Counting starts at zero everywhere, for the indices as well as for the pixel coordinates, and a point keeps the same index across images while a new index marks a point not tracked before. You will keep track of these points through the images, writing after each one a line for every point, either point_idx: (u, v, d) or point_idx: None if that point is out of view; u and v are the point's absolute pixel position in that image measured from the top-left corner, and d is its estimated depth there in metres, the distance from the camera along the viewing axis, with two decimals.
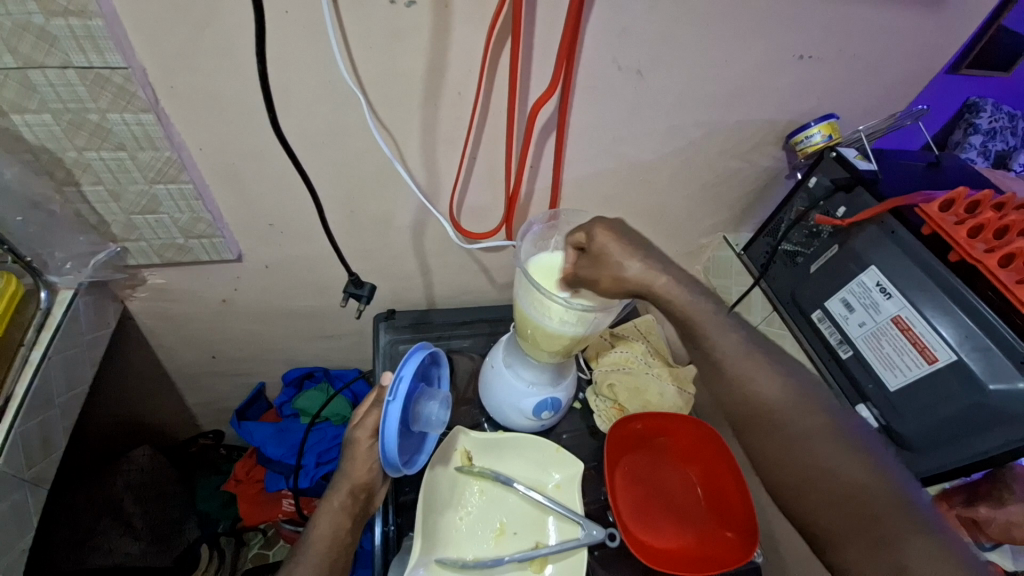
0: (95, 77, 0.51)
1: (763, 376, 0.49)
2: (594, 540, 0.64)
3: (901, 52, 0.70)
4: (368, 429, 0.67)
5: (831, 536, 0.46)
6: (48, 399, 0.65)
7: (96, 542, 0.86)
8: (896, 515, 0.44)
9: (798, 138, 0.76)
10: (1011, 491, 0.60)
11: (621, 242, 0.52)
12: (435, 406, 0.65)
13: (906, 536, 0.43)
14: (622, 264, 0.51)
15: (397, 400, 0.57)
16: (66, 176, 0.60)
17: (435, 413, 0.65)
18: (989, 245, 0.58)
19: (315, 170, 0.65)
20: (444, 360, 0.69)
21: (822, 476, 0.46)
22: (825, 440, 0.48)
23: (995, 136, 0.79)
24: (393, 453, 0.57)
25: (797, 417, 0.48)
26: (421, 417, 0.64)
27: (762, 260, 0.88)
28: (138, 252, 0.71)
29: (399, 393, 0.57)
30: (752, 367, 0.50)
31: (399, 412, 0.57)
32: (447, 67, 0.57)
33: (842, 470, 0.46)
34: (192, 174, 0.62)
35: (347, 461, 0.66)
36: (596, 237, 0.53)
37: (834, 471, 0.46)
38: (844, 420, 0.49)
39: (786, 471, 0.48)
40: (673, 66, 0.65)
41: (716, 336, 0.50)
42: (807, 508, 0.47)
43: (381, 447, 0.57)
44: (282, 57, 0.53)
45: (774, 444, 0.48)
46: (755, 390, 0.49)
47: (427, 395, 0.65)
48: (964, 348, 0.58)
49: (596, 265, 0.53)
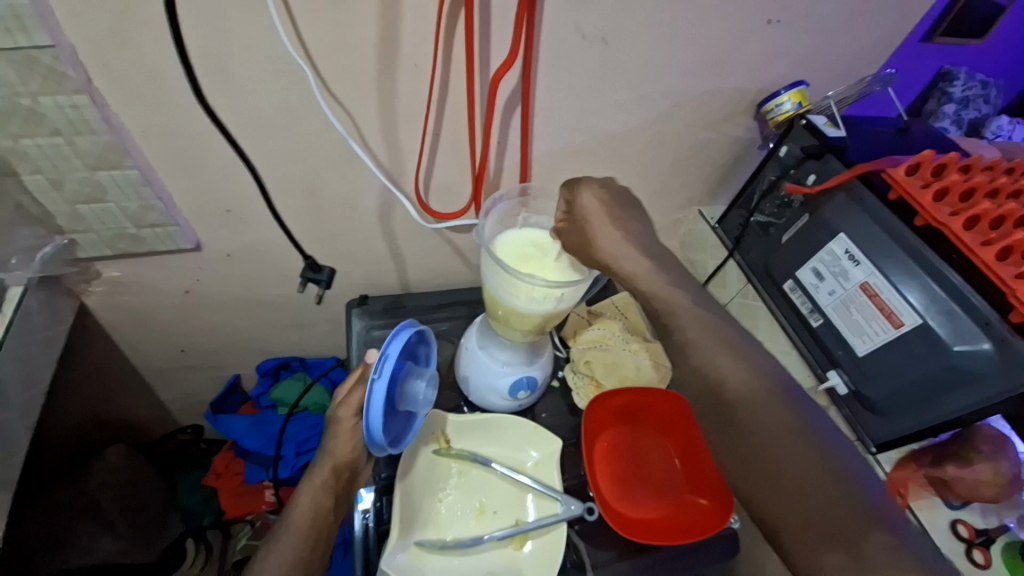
0: (23, 58, 0.48)
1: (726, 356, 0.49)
2: (572, 514, 0.65)
3: (869, 15, 0.69)
4: (351, 408, 0.68)
5: (778, 518, 0.43)
6: (4, 400, 0.63)
7: (75, 543, 0.86)
8: (853, 519, 0.41)
9: (767, 108, 0.74)
10: (977, 449, 0.62)
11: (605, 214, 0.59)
12: (422, 385, 0.64)
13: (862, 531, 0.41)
14: (609, 234, 0.58)
15: (383, 377, 0.57)
16: (2, 165, 0.57)
17: (422, 392, 0.64)
18: (954, 208, 0.58)
19: (269, 152, 0.62)
20: (432, 339, 0.68)
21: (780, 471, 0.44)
22: (778, 433, 0.45)
23: (967, 105, 0.78)
24: (378, 430, 0.57)
25: (760, 412, 0.46)
26: (407, 396, 0.63)
27: (736, 232, 0.87)
28: (88, 244, 0.68)
29: (384, 371, 0.57)
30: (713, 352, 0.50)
31: (384, 389, 0.56)
32: (401, 37, 0.55)
33: (801, 462, 0.44)
34: (137, 159, 0.59)
35: (332, 440, 0.68)
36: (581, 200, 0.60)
37: (794, 465, 0.44)
38: (809, 413, 0.47)
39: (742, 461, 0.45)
40: (637, 34, 0.63)
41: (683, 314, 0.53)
42: (763, 502, 0.44)
43: (366, 427, 0.57)
44: (223, 28, 0.50)
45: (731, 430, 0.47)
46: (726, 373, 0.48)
47: (414, 374, 0.64)
48: (930, 312, 0.59)
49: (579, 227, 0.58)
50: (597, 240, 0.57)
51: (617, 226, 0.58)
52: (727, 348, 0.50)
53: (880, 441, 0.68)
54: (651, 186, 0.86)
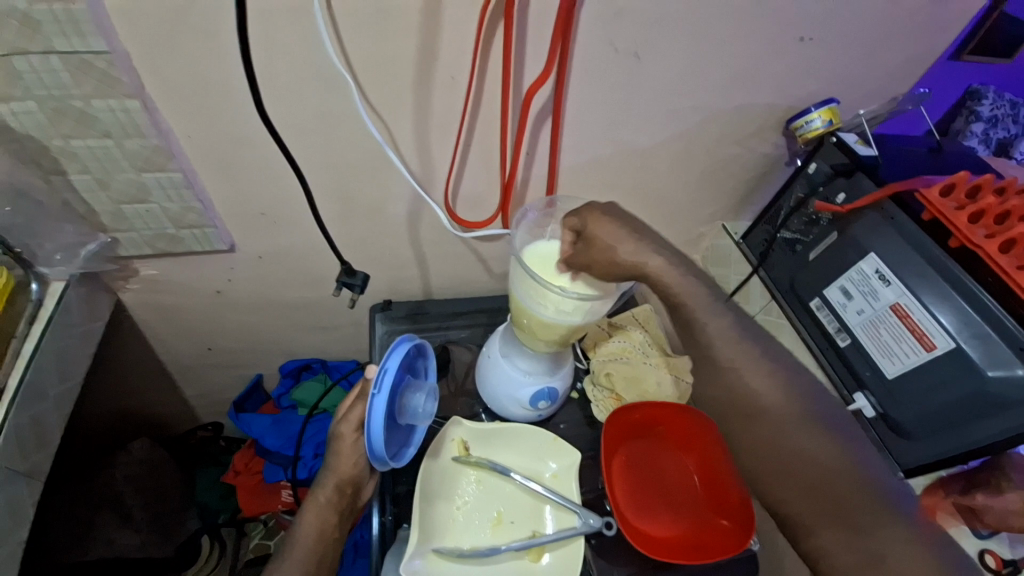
0: (79, 63, 0.50)
1: (753, 364, 0.51)
2: (591, 529, 0.64)
3: (904, 35, 0.69)
4: (352, 423, 0.66)
5: (805, 515, 0.47)
6: (41, 390, 0.65)
7: (98, 534, 0.87)
8: (869, 509, 0.46)
9: (797, 124, 0.75)
10: (1009, 478, 0.60)
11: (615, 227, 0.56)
12: (421, 398, 0.64)
13: (875, 521, 0.45)
14: (618, 246, 0.55)
15: (382, 392, 0.57)
16: (53, 165, 0.59)
17: (421, 405, 0.64)
18: (989, 231, 0.57)
19: (306, 157, 0.64)
20: (430, 353, 0.68)
21: (799, 467, 0.48)
22: (804, 433, 0.49)
23: (996, 124, 0.77)
24: (379, 445, 0.57)
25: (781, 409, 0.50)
26: (407, 409, 0.63)
27: (761, 248, 0.87)
28: (128, 242, 0.70)
29: (383, 386, 0.57)
30: (738, 355, 0.52)
31: (384, 405, 0.56)
32: (439, 49, 0.56)
33: (818, 458, 0.48)
34: (180, 162, 0.61)
35: (333, 455, 0.66)
36: (589, 223, 0.57)
37: (812, 461, 0.48)
38: (830, 417, 0.50)
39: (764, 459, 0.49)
40: (669, 50, 0.63)
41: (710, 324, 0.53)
42: (782, 496, 0.48)
43: (367, 441, 0.57)
44: (270, 39, 0.52)
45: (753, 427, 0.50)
46: (751, 380, 0.51)
47: (413, 387, 0.64)
48: (963, 336, 0.58)
49: (588, 247, 0.56)
50: (603, 255, 0.55)
51: (626, 228, 0.56)
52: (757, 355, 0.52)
53: (908, 467, 0.66)
54: (676, 196, 0.86)
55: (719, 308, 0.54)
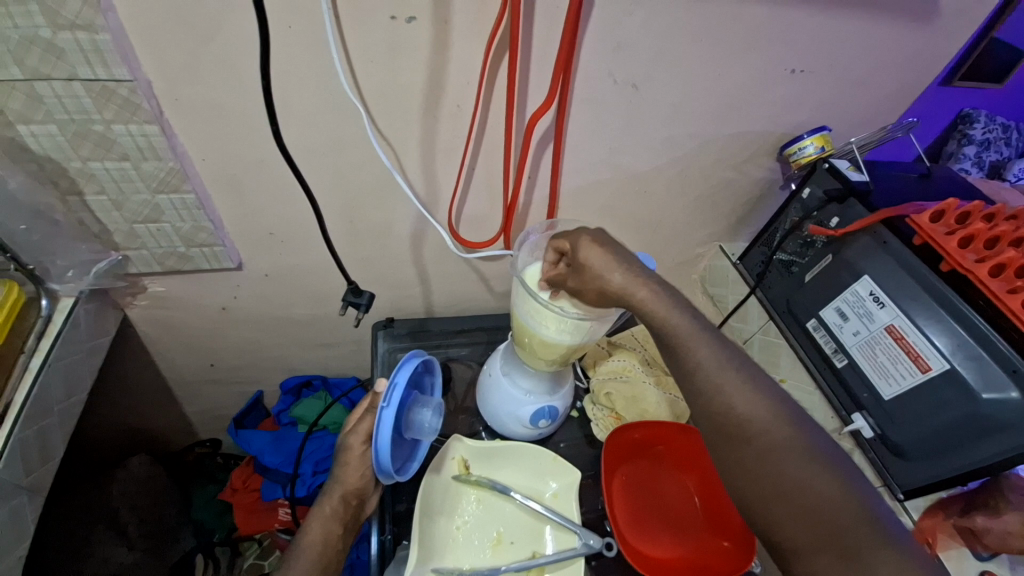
0: (101, 89, 0.52)
1: (736, 383, 0.51)
2: (591, 550, 0.64)
3: (891, 68, 0.72)
4: (361, 434, 0.66)
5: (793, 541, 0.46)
6: (47, 405, 0.65)
7: (93, 551, 0.86)
8: (862, 532, 0.43)
9: (791, 150, 0.78)
10: (1006, 499, 0.60)
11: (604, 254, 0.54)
12: (428, 413, 0.64)
13: (875, 555, 0.42)
14: (611, 273, 0.53)
15: (391, 406, 0.57)
16: (70, 185, 0.61)
17: (427, 420, 0.64)
18: (980, 255, 0.58)
19: (315, 179, 0.66)
20: (437, 369, 0.68)
21: (795, 492, 0.46)
22: (790, 453, 0.47)
23: (989, 147, 0.80)
24: (386, 459, 0.57)
25: (768, 429, 0.49)
26: (413, 424, 0.64)
27: (758, 269, 0.88)
28: (139, 260, 0.71)
29: (393, 400, 0.57)
30: (721, 375, 0.51)
31: (393, 418, 0.57)
32: (446, 79, 0.59)
33: (816, 485, 0.46)
34: (194, 183, 0.63)
35: (340, 467, 0.66)
36: (579, 248, 0.55)
37: (809, 487, 0.46)
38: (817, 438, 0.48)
39: (758, 484, 0.48)
40: (667, 80, 0.66)
41: (696, 344, 0.52)
42: (777, 522, 0.46)
43: (375, 454, 0.57)
44: (285, 69, 0.55)
45: (745, 449, 0.49)
46: (733, 399, 0.50)
47: (420, 402, 0.65)
48: (957, 357, 0.59)
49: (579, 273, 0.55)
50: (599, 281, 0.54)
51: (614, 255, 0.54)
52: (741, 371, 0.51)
53: (908, 488, 0.66)
54: (673, 219, 0.88)
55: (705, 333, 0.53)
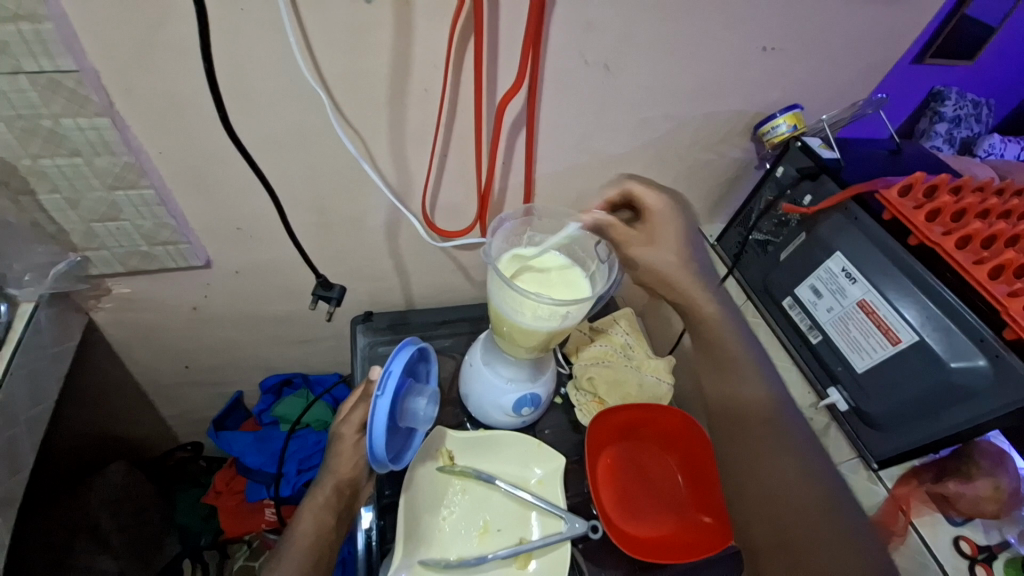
0: (47, 82, 0.50)
1: (752, 385, 0.72)
2: (577, 532, 0.64)
3: (860, 44, 0.72)
4: (353, 424, 0.69)
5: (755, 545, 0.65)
6: (12, 415, 0.63)
7: (76, 560, 0.85)
8: (825, 528, 0.62)
9: (765, 129, 0.76)
10: (977, 465, 0.64)
11: (669, 223, 0.72)
12: (422, 402, 0.64)
13: (822, 551, 0.60)
14: (675, 266, 0.74)
15: (386, 395, 0.57)
16: (22, 185, 0.58)
17: (422, 409, 0.64)
18: (946, 228, 0.60)
19: (282, 171, 0.64)
20: (432, 357, 0.68)
21: (774, 500, 0.65)
22: (782, 457, 0.67)
23: (960, 123, 0.81)
24: (381, 448, 0.56)
25: (768, 434, 0.69)
26: (408, 413, 0.63)
27: (735, 249, 0.89)
28: (100, 260, 0.69)
29: (388, 388, 0.57)
30: (742, 377, 0.73)
31: (388, 407, 0.56)
32: (413, 64, 0.57)
33: (794, 495, 0.65)
34: (153, 179, 0.61)
35: (334, 457, 0.68)
36: (654, 199, 0.71)
37: (790, 495, 0.65)
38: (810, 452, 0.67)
39: (755, 488, 0.67)
40: (638, 61, 0.65)
41: (732, 346, 0.73)
42: (751, 526, 0.66)
43: (369, 443, 0.56)
44: (242, 55, 0.52)
45: (740, 445, 0.70)
46: (745, 394, 0.72)
47: (415, 391, 0.64)
48: (926, 329, 0.60)
49: (643, 232, 0.72)
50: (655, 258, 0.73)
51: (680, 237, 0.73)
52: (760, 376, 0.72)
53: (882, 457, 0.68)
54: None
55: (739, 339, 0.74)
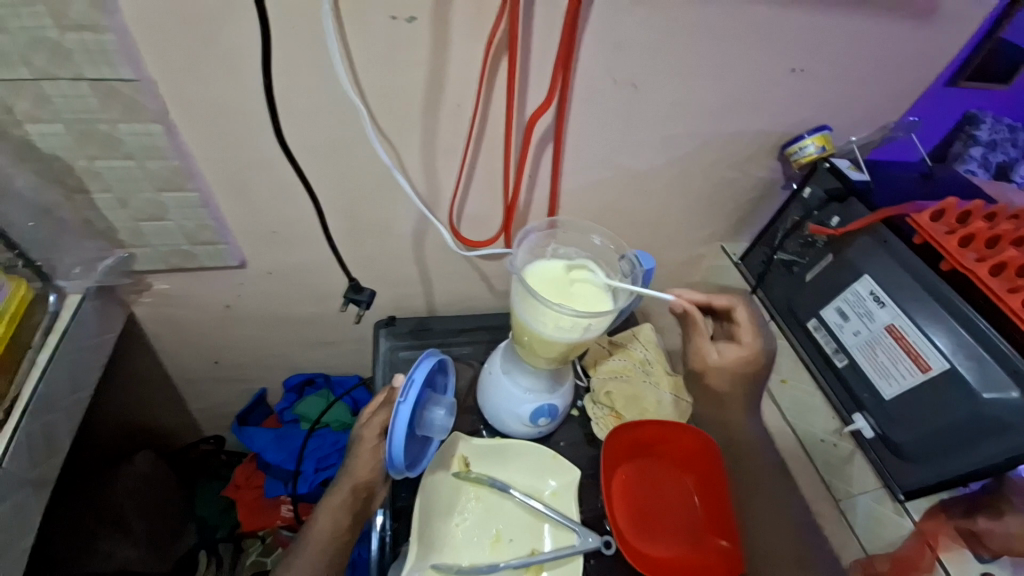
0: (107, 90, 0.53)
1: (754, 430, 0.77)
2: (589, 547, 0.64)
3: (893, 66, 0.71)
4: (374, 428, 0.68)
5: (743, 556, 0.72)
6: (53, 401, 0.66)
7: (98, 547, 0.87)
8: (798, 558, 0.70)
9: (791, 150, 0.77)
10: (1009, 502, 0.59)
11: (748, 352, 0.75)
12: (440, 413, 0.66)
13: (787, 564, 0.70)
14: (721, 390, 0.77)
15: (408, 402, 0.58)
16: (77, 184, 0.62)
17: (440, 419, 0.65)
18: (979, 254, 0.59)
19: (318, 178, 0.67)
20: (451, 368, 0.70)
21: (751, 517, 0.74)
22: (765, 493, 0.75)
23: (995, 147, 0.77)
24: (399, 453, 0.58)
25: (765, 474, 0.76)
26: (425, 421, 0.65)
27: (759, 269, 0.88)
28: (144, 257, 0.72)
29: (410, 395, 0.59)
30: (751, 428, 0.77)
31: (409, 413, 0.58)
32: (446, 78, 0.59)
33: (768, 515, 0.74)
34: (198, 182, 0.64)
35: (353, 459, 0.67)
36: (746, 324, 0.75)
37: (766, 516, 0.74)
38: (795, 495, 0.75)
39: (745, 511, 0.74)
40: (666, 80, 0.66)
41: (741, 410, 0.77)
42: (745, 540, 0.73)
43: (388, 449, 0.58)
44: (285, 67, 0.55)
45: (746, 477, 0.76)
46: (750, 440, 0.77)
47: (433, 401, 0.66)
48: (957, 357, 0.58)
49: (719, 364, 0.76)
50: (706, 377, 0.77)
51: (747, 368, 0.76)
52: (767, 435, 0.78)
53: (909, 488, 0.66)
54: (676, 219, 0.88)
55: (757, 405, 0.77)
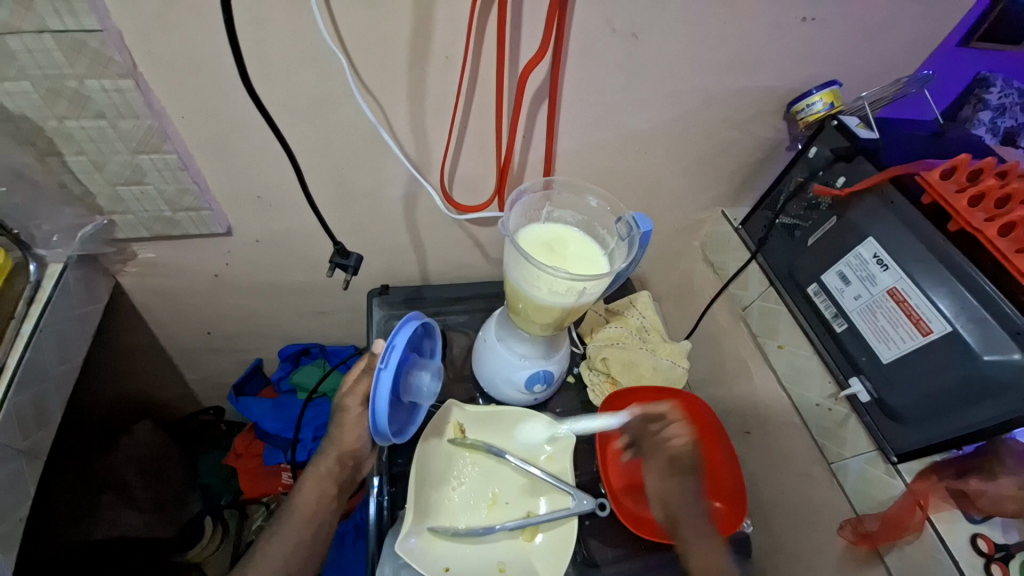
0: (72, 42, 0.50)
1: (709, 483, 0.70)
2: (584, 509, 0.65)
3: (908, 15, 0.67)
4: (357, 396, 0.69)
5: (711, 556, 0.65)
6: (42, 371, 0.66)
7: (101, 514, 0.88)
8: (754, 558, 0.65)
9: (799, 107, 0.73)
10: (1002, 463, 0.60)
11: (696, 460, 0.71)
12: (426, 376, 0.65)
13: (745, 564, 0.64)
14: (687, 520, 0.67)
15: (389, 367, 0.57)
16: (48, 145, 0.59)
17: (426, 383, 0.65)
18: (989, 214, 0.57)
19: (299, 139, 0.64)
20: (436, 333, 0.70)
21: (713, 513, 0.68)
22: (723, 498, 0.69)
23: (1005, 112, 0.72)
24: (383, 420, 0.57)
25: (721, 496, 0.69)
26: (411, 387, 0.64)
27: (760, 234, 0.86)
28: (126, 225, 0.70)
29: (390, 361, 0.57)
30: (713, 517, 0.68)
31: (390, 379, 0.57)
32: (433, 27, 0.56)
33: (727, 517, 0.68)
34: (175, 144, 0.61)
35: (336, 428, 0.69)
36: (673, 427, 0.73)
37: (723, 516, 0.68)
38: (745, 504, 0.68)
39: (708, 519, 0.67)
40: (666, 30, 0.62)
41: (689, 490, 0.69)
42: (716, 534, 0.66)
43: (371, 415, 0.57)
44: (259, 14, 0.52)
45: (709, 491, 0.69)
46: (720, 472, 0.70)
47: (420, 365, 0.66)
48: (960, 320, 0.57)
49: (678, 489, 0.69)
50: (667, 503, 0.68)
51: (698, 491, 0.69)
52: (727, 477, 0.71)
53: (902, 451, 0.66)
54: (675, 182, 0.85)
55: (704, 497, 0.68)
